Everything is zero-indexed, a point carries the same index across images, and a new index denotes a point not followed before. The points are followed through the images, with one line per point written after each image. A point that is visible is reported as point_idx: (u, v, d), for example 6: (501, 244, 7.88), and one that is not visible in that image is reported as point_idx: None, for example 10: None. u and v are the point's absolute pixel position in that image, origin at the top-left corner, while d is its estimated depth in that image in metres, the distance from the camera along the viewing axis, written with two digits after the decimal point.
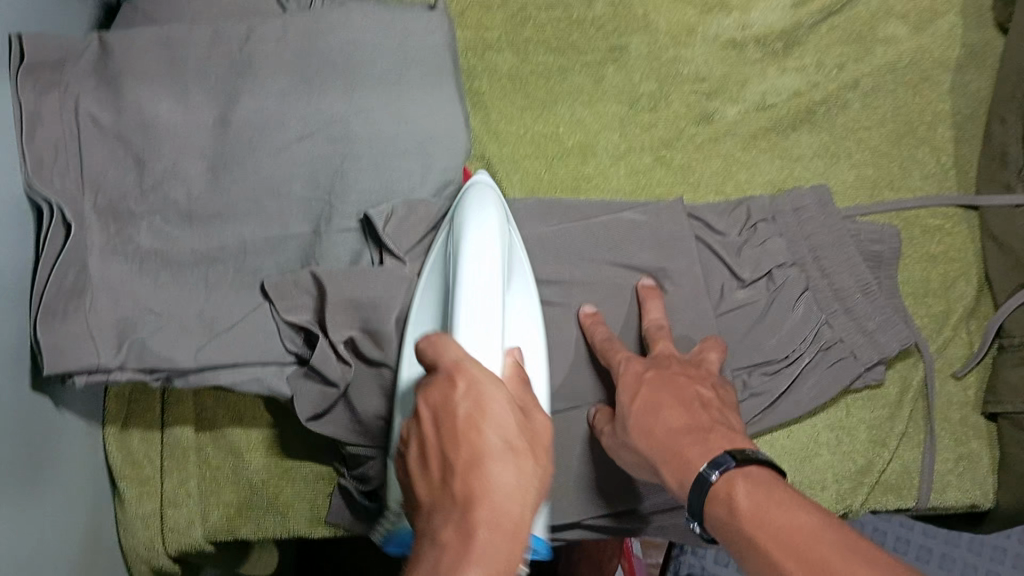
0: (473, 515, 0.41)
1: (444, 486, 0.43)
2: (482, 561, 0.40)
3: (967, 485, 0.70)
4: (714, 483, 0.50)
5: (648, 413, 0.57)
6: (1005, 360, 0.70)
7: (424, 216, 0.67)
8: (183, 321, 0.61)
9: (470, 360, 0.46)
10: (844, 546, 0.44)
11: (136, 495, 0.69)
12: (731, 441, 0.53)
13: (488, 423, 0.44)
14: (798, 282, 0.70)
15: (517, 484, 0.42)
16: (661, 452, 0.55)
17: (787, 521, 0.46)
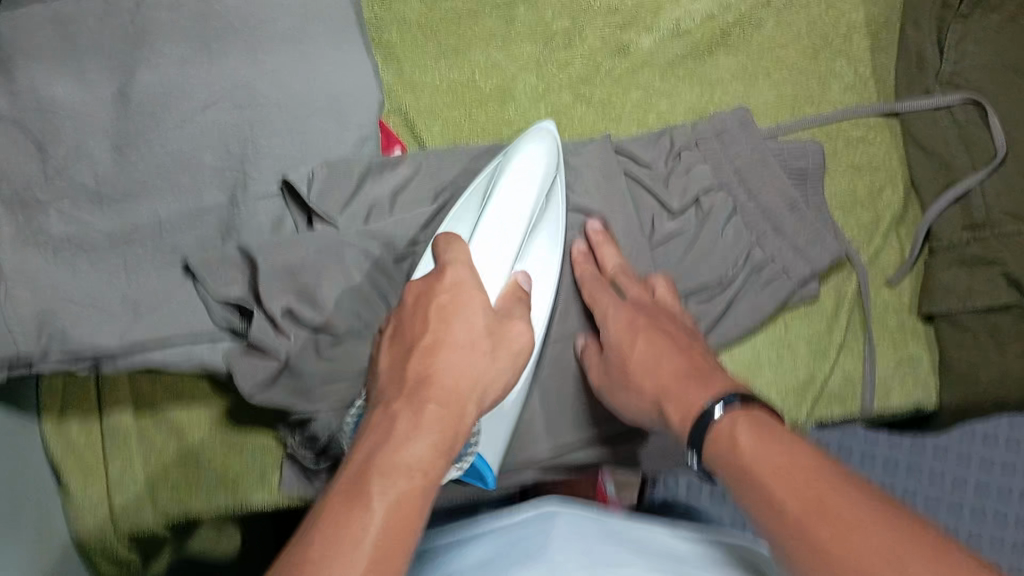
0: (425, 392, 0.46)
1: (404, 364, 0.49)
2: (428, 426, 0.44)
3: (909, 388, 0.72)
4: (716, 420, 0.50)
5: (643, 359, 0.59)
6: (940, 263, 0.71)
7: (347, 175, 0.65)
8: (104, 305, 0.59)
9: (466, 262, 0.53)
10: (847, 488, 0.42)
11: (80, 484, 0.69)
12: (722, 381, 0.54)
13: (456, 317, 0.50)
14: (724, 206, 0.70)
15: (469, 374, 0.48)
16: (657, 393, 0.57)
17: (780, 459, 0.45)
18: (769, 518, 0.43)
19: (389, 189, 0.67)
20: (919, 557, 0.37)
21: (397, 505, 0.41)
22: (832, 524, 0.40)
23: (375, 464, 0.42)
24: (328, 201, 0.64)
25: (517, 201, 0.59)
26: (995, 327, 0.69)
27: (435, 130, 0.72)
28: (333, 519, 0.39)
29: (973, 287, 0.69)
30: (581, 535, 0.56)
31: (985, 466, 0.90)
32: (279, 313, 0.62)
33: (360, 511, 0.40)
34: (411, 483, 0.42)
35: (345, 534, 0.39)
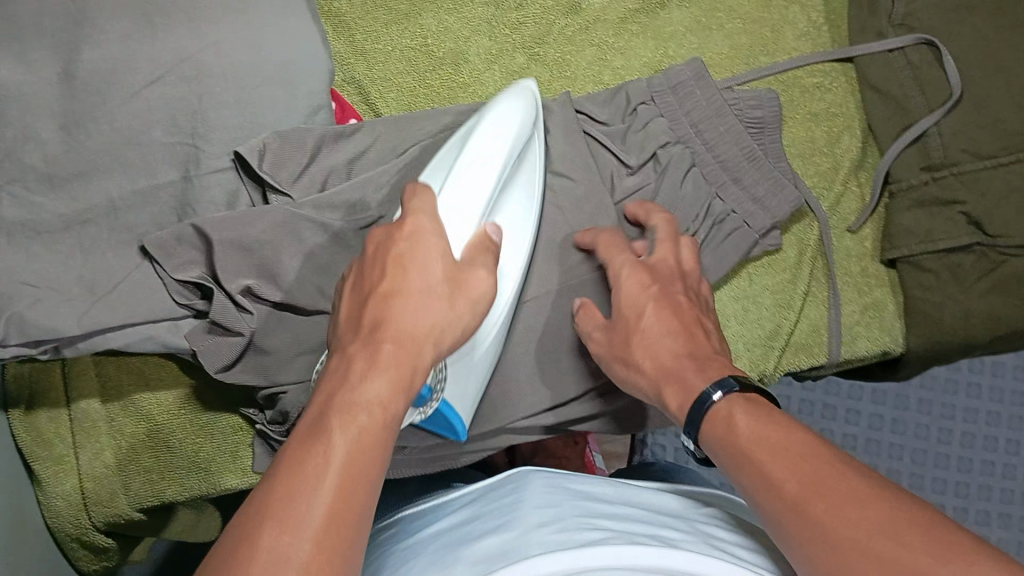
0: (378, 335, 0.46)
1: (362, 310, 0.49)
2: (385, 366, 0.44)
3: (876, 333, 0.72)
4: (715, 404, 0.48)
5: (649, 337, 0.56)
6: (897, 205, 0.71)
7: (300, 145, 0.65)
8: (61, 287, 0.60)
9: (429, 211, 0.52)
10: (842, 468, 0.40)
11: (53, 475, 0.68)
12: (706, 372, 0.51)
13: (413, 265, 0.49)
14: (684, 159, 0.70)
15: (428, 321, 0.48)
16: (657, 379, 0.54)
17: (785, 441, 0.43)
18: (766, 494, 0.41)
19: (344, 158, 0.66)
20: (912, 538, 0.35)
21: (357, 440, 0.41)
22: (823, 506, 0.38)
23: (334, 408, 0.42)
24: (280, 172, 0.64)
25: (483, 155, 0.57)
26: (958, 266, 0.69)
27: (390, 97, 0.72)
28: (296, 455, 0.39)
29: (933, 227, 0.70)
30: (555, 492, 0.55)
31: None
32: (239, 291, 0.62)
33: (321, 448, 0.40)
34: (371, 419, 0.42)
35: (308, 471, 0.38)
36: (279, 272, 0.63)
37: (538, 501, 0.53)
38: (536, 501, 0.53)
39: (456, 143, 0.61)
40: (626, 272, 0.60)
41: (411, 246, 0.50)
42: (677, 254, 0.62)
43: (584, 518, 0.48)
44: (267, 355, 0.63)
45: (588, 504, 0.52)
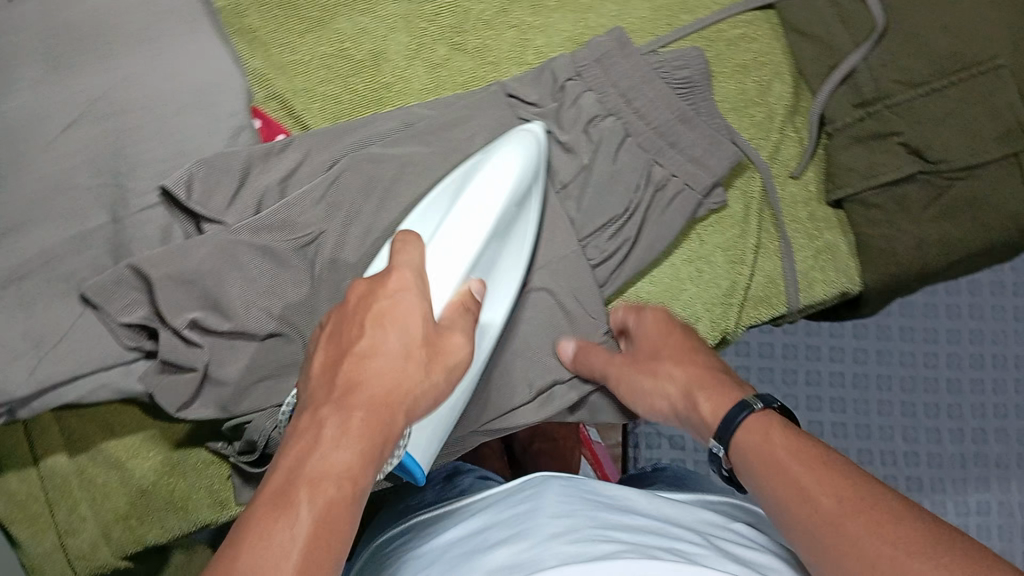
0: (351, 400, 0.44)
1: (335, 365, 0.46)
2: (349, 442, 0.42)
3: (831, 276, 0.72)
4: (754, 411, 0.54)
5: (676, 358, 0.62)
6: (837, 144, 0.71)
7: (227, 169, 0.63)
8: (6, 348, 0.59)
9: (413, 268, 0.49)
10: (849, 484, 0.46)
11: (30, 535, 0.67)
12: (730, 391, 0.57)
13: (392, 325, 0.47)
14: (616, 132, 0.69)
15: (394, 378, 0.45)
16: (688, 396, 0.59)
17: (819, 459, 0.48)
18: (801, 506, 0.46)
19: (276, 177, 0.65)
20: (903, 553, 0.40)
21: (319, 529, 0.39)
22: (833, 523, 0.44)
23: (289, 488, 0.41)
24: (212, 199, 0.63)
25: (478, 211, 0.58)
26: (903, 197, 0.69)
27: (314, 108, 0.70)
28: (255, 532, 0.39)
29: (874, 161, 0.69)
30: (571, 502, 0.57)
31: (906, 334, 0.94)
32: (186, 326, 0.61)
33: (284, 539, 0.38)
34: (331, 507, 0.40)
35: (262, 563, 0.37)
36: (225, 300, 0.62)
37: (554, 511, 0.55)
38: (550, 512, 0.55)
39: (448, 192, 0.62)
40: (651, 314, 0.66)
41: (391, 308, 0.47)
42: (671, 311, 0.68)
43: (602, 532, 0.50)
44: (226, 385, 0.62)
45: (603, 515, 0.54)
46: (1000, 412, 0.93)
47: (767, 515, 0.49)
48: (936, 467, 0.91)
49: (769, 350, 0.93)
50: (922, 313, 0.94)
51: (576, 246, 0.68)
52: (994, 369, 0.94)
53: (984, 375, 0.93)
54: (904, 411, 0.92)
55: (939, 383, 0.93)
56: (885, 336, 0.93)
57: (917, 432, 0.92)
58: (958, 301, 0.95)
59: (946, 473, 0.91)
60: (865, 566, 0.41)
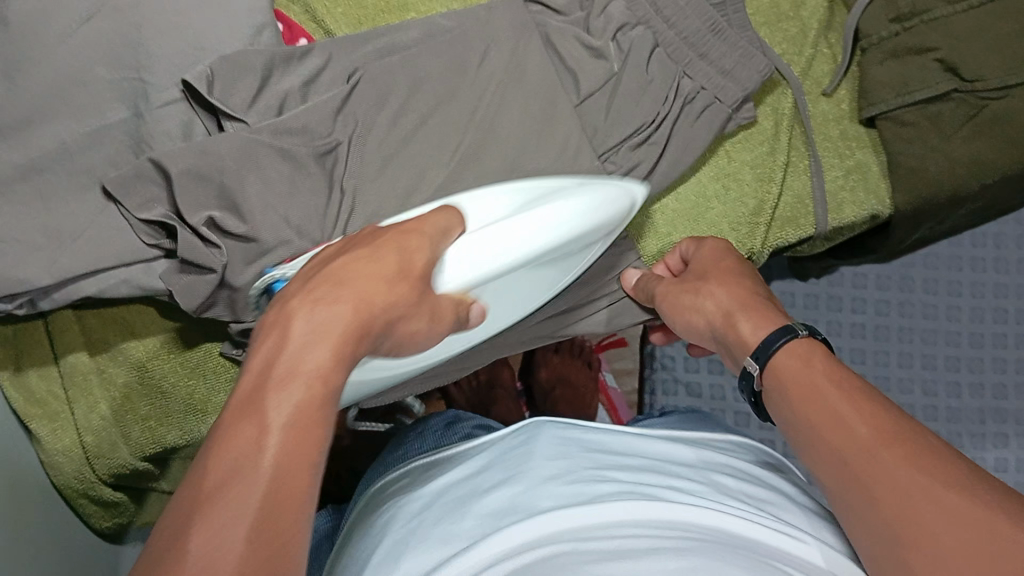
0: (330, 296, 0.42)
1: (312, 274, 0.44)
2: (306, 340, 0.39)
3: (862, 198, 0.71)
4: (799, 336, 0.52)
5: (725, 280, 0.60)
6: (871, 59, 0.70)
7: (249, 68, 0.63)
8: (27, 239, 0.58)
9: (410, 232, 0.48)
10: (884, 420, 0.45)
11: (49, 432, 0.67)
12: (768, 314, 0.55)
13: (367, 263, 0.45)
14: (646, 40, 0.68)
15: (366, 294, 0.43)
16: (727, 314, 0.57)
17: (856, 396, 0.47)
18: (837, 437, 0.46)
19: (298, 79, 0.65)
20: (945, 488, 0.40)
21: (294, 416, 0.36)
22: (871, 458, 0.44)
23: (259, 374, 0.38)
24: (233, 97, 0.62)
25: (557, 228, 0.53)
26: (937, 115, 0.68)
27: (337, 13, 0.70)
28: (224, 432, 0.35)
29: (908, 77, 0.68)
30: (564, 443, 0.60)
31: (930, 287, 0.93)
32: (203, 224, 0.60)
33: (256, 431, 0.35)
34: (310, 392, 0.37)
35: (229, 449, 0.35)
36: (243, 201, 0.61)
37: (547, 456, 0.58)
38: (546, 452, 0.58)
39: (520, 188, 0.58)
40: (707, 244, 0.65)
41: (401, 239, 0.47)
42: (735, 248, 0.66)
43: (598, 478, 0.54)
44: (241, 287, 0.61)
45: (597, 460, 0.57)
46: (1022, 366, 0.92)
47: (801, 447, 0.49)
48: (956, 421, 0.90)
49: (790, 299, 0.94)
50: (947, 262, 0.94)
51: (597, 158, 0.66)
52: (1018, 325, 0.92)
53: (1008, 330, 0.92)
54: (925, 364, 0.91)
55: (962, 338, 0.92)
56: (909, 288, 0.93)
57: (938, 384, 0.90)
58: (983, 254, 0.93)
59: (965, 427, 0.90)
60: (907, 500, 0.41)
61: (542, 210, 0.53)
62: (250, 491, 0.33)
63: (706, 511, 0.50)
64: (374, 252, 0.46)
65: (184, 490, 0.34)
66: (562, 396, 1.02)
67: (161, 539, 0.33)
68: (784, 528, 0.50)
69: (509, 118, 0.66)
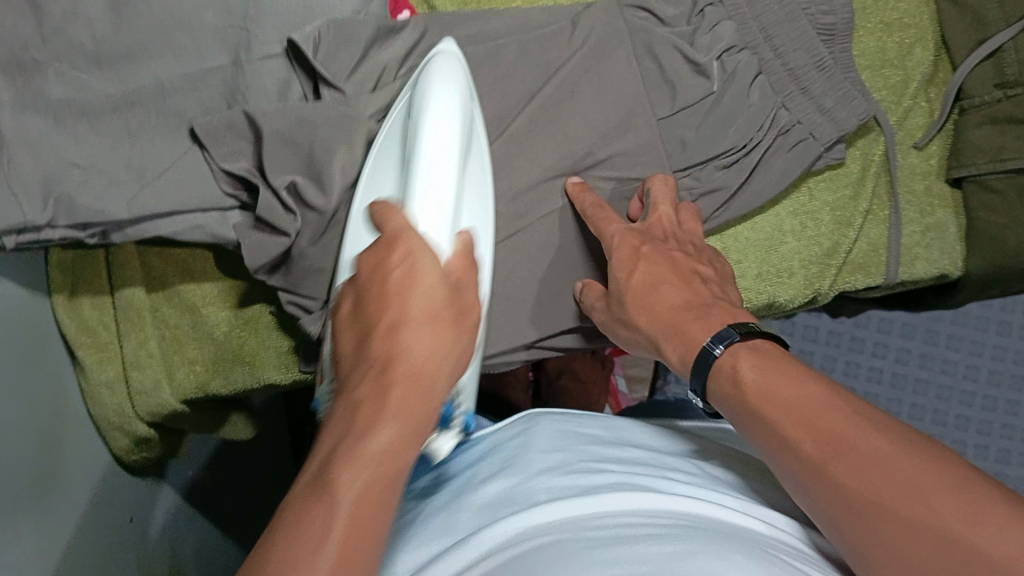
0: (394, 374, 0.41)
1: (386, 261, 0.45)
2: (390, 417, 0.40)
3: (934, 255, 0.72)
4: (718, 356, 0.52)
5: (669, 264, 0.60)
6: (970, 120, 0.69)
7: (351, 36, 0.62)
8: (109, 171, 0.58)
9: (412, 228, 0.47)
10: (867, 419, 0.44)
11: (96, 363, 0.67)
12: (733, 315, 0.55)
13: (416, 284, 0.44)
14: (751, 66, 0.67)
15: (432, 349, 0.43)
16: (675, 312, 0.57)
17: (797, 394, 0.46)
18: (788, 456, 0.45)
19: (397, 54, 0.64)
20: (938, 486, 0.39)
21: (387, 435, 0.40)
22: (894, 501, 0.40)
23: (339, 458, 0.38)
24: (333, 66, 0.62)
25: (444, 142, 0.53)
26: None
27: None
28: (299, 515, 0.36)
29: (1003, 145, 0.67)
30: (562, 437, 0.59)
31: (953, 342, 0.99)
32: (284, 187, 0.60)
33: (326, 508, 0.36)
34: (378, 474, 0.38)
35: (308, 537, 0.35)
36: (328, 172, 0.60)
37: (544, 447, 0.57)
38: (539, 451, 0.57)
39: (398, 139, 0.60)
40: (586, 202, 0.64)
41: (410, 261, 0.45)
42: (805, 242, 0.70)
43: (590, 468, 0.53)
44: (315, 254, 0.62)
45: (592, 450, 0.57)
46: None
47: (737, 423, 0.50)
48: None
49: (812, 334, 1.02)
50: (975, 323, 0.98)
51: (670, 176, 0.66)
52: None
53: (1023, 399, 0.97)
54: None
55: (975, 399, 0.98)
56: (932, 341, 0.99)
57: None
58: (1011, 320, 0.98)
59: None
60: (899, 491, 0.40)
61: (421, 157, 0.52)
62: None
63: (693, 501, 0.49)
64: (384, 214, 0.48)
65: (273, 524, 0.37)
66: (567, 390, 1.02)
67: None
68: (744, 504, 0.51)
69: (598, 120, 0.66)
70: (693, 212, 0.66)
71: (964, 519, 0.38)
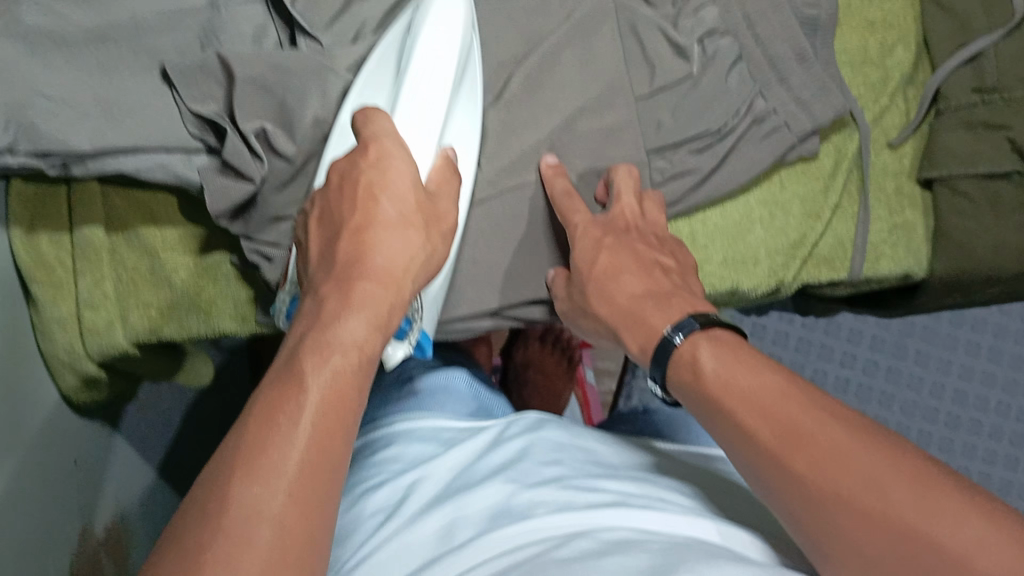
0: (359, 271, 0.46)
1: (333, 247, 0.48)
2: (355, 311, 0.44)
3: (900, 254, 0.72)
4: (679, 345, 0.52)
5: (630, 255, 0.61)
6: (944, 123, 0.69)
7: None
8: (77, 104, 0.57)
9: (392, 136, 0.51)
10: (836, 415, 0.45)
11: (50, 299, 0.66)
12: (693, 304, 0.56)
13: (384, 193, 0.49)
14: (730, 51, 0.67)
15: (401, 247, 0.48)
16: (636, 300, 0.58)
17: (753, 382, 0.47)
18: (747, 450, 0.46)
19: (376, 11, 0.64)
20: (900, 482, 0.40)
21: (331, 385, 0.41)
22: (860, 502, 0.41)
23: (307, 347, 0.42)
24: (312, 14, 0.61)
25: (431, 69, 0.56)
26: (995, 194, 0.68)
27: None
28: (269, 404, 0.40)
29: (975, 152, 0.67)
30: (556, 442, 0.60)
31: (923, 358, 0.91)
32: (253, 133, 0.59)
33: (294, 403, 0.40)
34: (345, 365, 0.42)
35: (278, 420, 0.39)
36: (298, 122, 0.60)
37: (543, 453, 0.58)
38: (535, 453, 0.58)
39: (395, 57, 0.60)
40: (557, 188, 0.63)
41: (378, 174, 0.50)
42: (771, 232, 0.70)
43: (594, 480, 0.54)
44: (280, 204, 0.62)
45: (587, 463, 0.58)
46: None
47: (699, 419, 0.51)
48: None
49: (783, 340, 0.93)
50: None
51: (642, 154, 0.66)
52: None
53: None
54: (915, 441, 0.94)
55: (939, 414, 0.89)
56: (900, 355, 0.91)
57: None
58: None
59: None
60: (879, 509, 0.40)
61: (408, 76, 0.56)
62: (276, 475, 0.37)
63: (685, 517, 0.50)
64: (366, 120, 0.51)
65: (211, 469, 0.38)
66: (532, 384, 1.02)
67: (204, 510, 0.36)
68: (725, 532, 0.49)
69: (572, 90, 0.65)
70: (659, 199, 0.65)
71: (920, 511, 0.39)
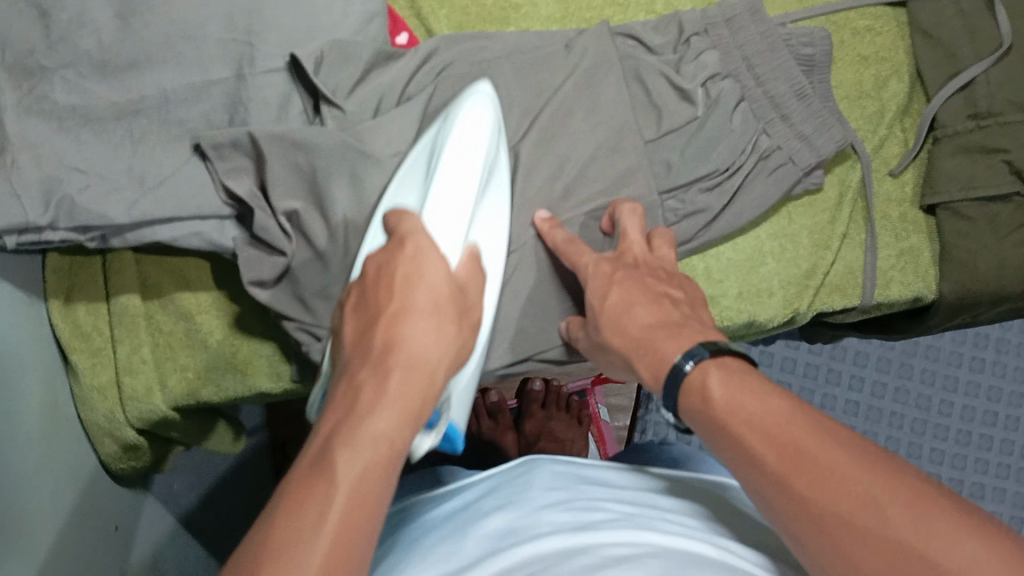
0: (394, 376, 0.45)
1: (368, 332, 0.48)
2: (393, 398, 0.44)
3: (909, 279, 0.74)
4: (689, 373, 0.50)
5: (640, 288, 0.59)
6: (942, 149, 0.73)
7: (354, 59, 0.65)
8: (113, 175, 0.59)
9: (424, 231, 0.53)
10: (838, 436, 0.42)
11: (89, 367, 0.68)
12: (704, 333, 0.53)
13: (421, 281, 0.50)
14: (733, 93, 0.70)
15: (433, 336, 0.48)
16: (646, 331, 0.56)
17: (760, 408, 0.45)
18: (749, 470, 0.44)
19: (398, 75, 0.67)
20: (898, 502, 0.38)
21: (360, 481, 0.40)
22: (850, 530, 0.39)
23: (339, 439, 0.41)
24: (334, 82, 0.65)
25: (466, 161, 0.58)
26: (994, 215, 0.71)
27: (441, 14, 0.74)
28: (296, 499, 0.38)
29: (974, 175, 0.71)
30: (562, 477, 0.59)
31: (927, 377, 0.97)
32: (285, 212, 0.61)
33: (322, 494, 0.39)
34: (376, 457, 0.41)
35: (306, 516, 0.37)
36: (329, 201, 0.62)
37: (549, 486, 0.57)
38: (544, 488, 0.57)
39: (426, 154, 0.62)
40: (557, 239, 0.64)
41: (413, 263, 0.51)
42: (782, 264, 0.73)
43: (592, 506, 0.53)
44: (297, 280, 0.62)
45: (594, 490, 0.57)
46: (1004, 472, 0.95)
47: (708, 441, 0.48)
48: None
49: (791, 367, 0.96)
50: (948, 357, 0.97)
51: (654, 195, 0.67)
52: (1007, 430, 0.96)
53: (996, 433, 0.96)
54: (910, 452, 0.95)
55: (949, 432, 0.96)
56: (907, 374, 0.97)
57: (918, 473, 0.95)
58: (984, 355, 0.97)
59: None
60: (872, 535, 0.38)
61: (441, 163, 0.58)
62: (299, 574, 0.35)
63: (685, 536, 0.49)
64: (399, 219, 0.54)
65: (238, 563, 0.37)
66: None
67: None
68: (724, 553, 0.47)
69: (581, 138, 0.68)
70: (669, 237, 0.66)
71: (916, 532, 0.37)
